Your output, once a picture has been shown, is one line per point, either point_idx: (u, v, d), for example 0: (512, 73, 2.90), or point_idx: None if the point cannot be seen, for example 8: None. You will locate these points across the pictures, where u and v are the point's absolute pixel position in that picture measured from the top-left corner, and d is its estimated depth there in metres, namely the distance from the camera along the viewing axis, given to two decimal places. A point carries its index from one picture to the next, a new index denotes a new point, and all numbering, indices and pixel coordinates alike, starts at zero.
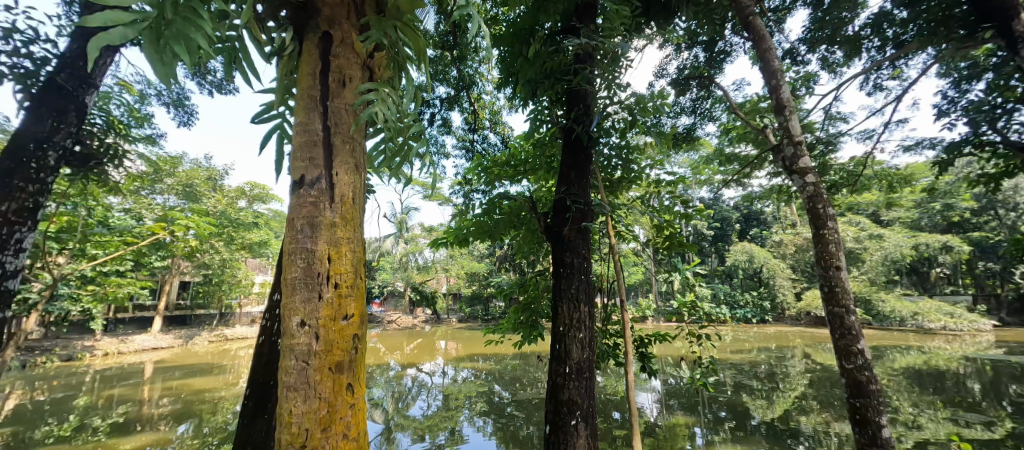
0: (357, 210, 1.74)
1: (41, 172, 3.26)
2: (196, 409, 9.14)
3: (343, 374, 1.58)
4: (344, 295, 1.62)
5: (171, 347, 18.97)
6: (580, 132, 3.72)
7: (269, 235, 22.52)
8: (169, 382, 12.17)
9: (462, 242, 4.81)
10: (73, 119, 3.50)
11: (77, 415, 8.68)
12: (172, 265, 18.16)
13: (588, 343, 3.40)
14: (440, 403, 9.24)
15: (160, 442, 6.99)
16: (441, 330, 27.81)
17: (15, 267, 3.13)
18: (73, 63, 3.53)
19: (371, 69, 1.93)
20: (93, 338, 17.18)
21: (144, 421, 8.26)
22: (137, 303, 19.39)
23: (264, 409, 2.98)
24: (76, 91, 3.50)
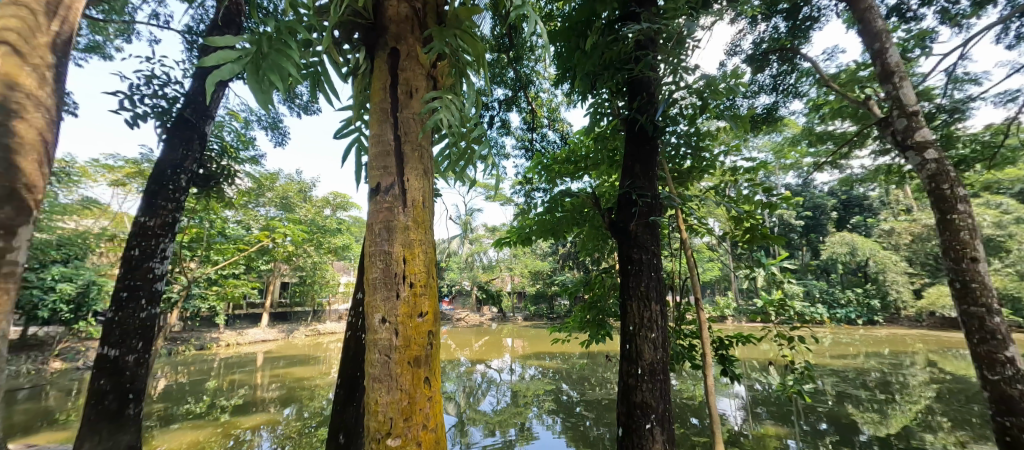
0: (429, 214, 1.75)
1: (177, 192, 4.26)
2: (297, 394, 10.19)
3: (421, 368, 1.52)
4: (420, 292, 1.59)
5: (275, 340, 21.48)
6: (644, 122, 3.62)
7: (349, 238, 24.40)
8: (275, 370, 13.70)
9: (524, 242, 4.98)
10: (197, 147, 4.53)
11: (207, 396, 10.14)
12: (274, 268, 20.42)
13: (661, 344, 3.33)
14: (509, 399, 9.49)
15: (271, 422, 7.93)
16: (508, 328, 28.31)
17: (163, 271, 4.13)
18: (198, 103, 4.55)
19: (435, 78, 1.97)
20: (217, 331, 19.95)
21: (258, 403, 9.40)
22: (249, 301, 22.11)
23: (354, 396, 3.31)
24: (197, 124, 4.52)
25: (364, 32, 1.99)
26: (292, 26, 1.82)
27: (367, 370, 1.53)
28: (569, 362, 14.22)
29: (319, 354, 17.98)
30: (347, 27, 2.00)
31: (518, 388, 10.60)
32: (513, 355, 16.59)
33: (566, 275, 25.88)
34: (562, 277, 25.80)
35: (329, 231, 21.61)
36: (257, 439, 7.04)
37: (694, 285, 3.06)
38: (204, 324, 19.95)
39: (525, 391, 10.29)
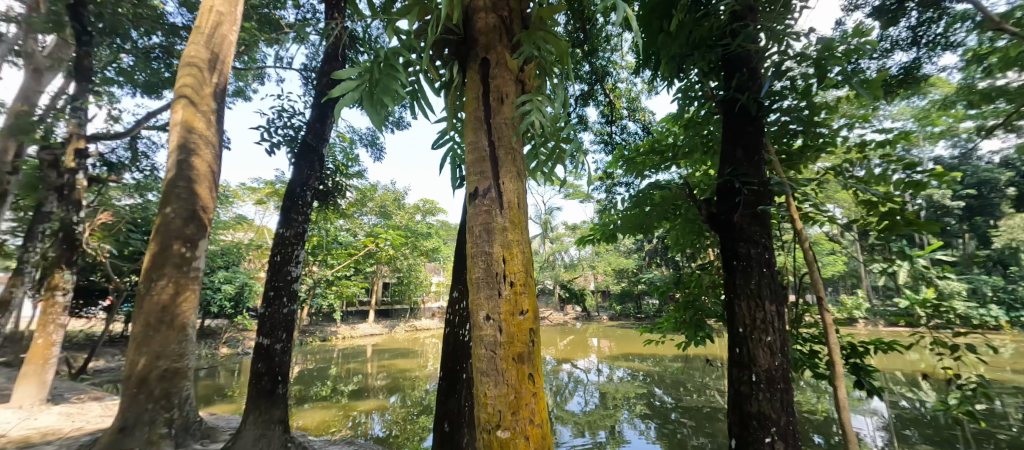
0: (524, 215, 1.83)
1: (305, 206, 5.00)
2: (401, 384, 11.05)
3: (524, 365, 1.58)
4: (520, 291, 1.67)
5: (382, 334, 23.75)
6: (746, 101, 3.28)
7: (439, 241, 25.86)
8: (382, 361, 15.01)
9: (609, 239, 4.91)
10: (318, 166, 5.22)
11: (328, 381, 11.47)
12: (378, 270, 22.45)
13: (779, 349, 2.97)
14: (598, 400, 9.38)
15: (381, 407, 8.74)
16: (593, 328, 27.92)
17: (298, 273, 4.91)
18: (318, 128, 5.29)
19: (523, 81, 2.03)
20: (336, 325, 22.57)
21: (370, 389, 10.41)
22: (360, 299, 24.59)
23: (455, 387, 3.54)
24: (318, 146, 5.22)
25: (455, 47, 2.12)
26: (396, 51, 1.99)
27: (475, 364, 1.65)
28: (661, 365, 13.63)
29: (416, 348, 19.32)
30: (441, 44, 2.14)
31: (606, 389, 10.46)
32: (599, 355, 16.41)
33: (653, 273, 24.88)
34: (648, 275, 24.84)
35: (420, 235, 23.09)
36: (369, 422, 7.80)
37: (815, 282, 2.76)
38: (322, 318, 22.60)
39: (614, 392, 10.10)
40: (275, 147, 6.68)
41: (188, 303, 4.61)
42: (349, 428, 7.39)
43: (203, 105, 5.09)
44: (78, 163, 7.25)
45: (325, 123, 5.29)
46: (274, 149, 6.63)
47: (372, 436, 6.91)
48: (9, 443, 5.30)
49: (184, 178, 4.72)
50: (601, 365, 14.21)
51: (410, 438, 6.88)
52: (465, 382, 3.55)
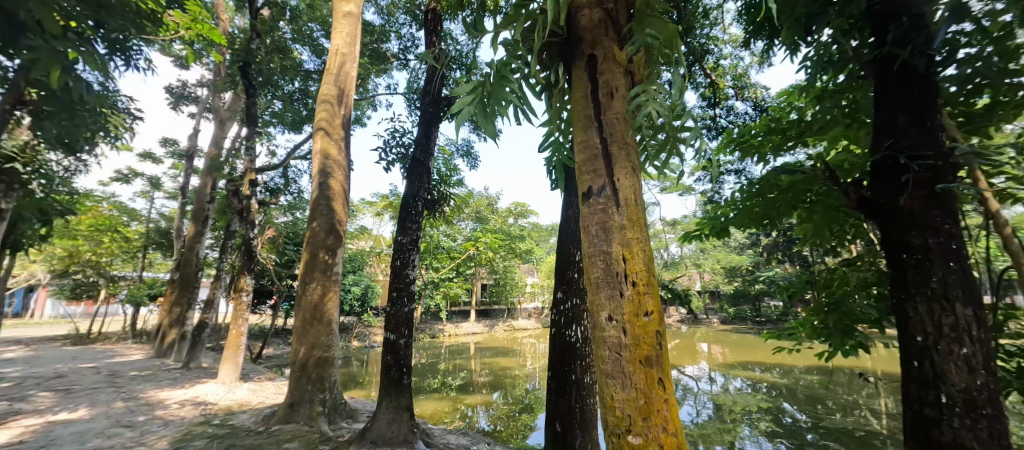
0: (643, 212, 1.71)
1: (417, 215, 5.46)
2: (504, 381, 11.39)
3: (653, 369, 1.50)
4: (643, 292, 1.57)
5: (482, 332, 24.91)
6: (910, 58, 2.70)
7: (533, 242, 26.34)
8: (485, 358, 15.72)
9: (719, 234, 4.45)
10: (427, 179, 5.66)
11: (437, 375, 12.40)
12: (476, 272, 23.71)
13: (981, 367, 2.31)
14: (711, 412, 8.50)
15: (485, 402, 9.12)
16: (704, 333, 25.54)
17: (415, 276, 5.34)
18: (425, 143, 5.73)
19: (633, 72, 1.89)
20: (441, 323, 24.23)
21: (474, 385, 10.93)
22: (460, 300, 26.06)
23: (565, 388, 3.52)
24: (425, 159, 5.67)
25: (558, 48, 2.08)
26: (505, 59, 1.99)
27: (600, 366, 1.61)
28: (791, 378, 12.00)
29: (516, 347, 19.87)
30: (544, 46, 2.11)
31: (719, 400, 9.42)
32: (711, 362, 15.01)
33: (774, 272, 22.03)
34: (769, 273, 22.18)
35: (514, 239, 24.69)
36: (476, 415, 8.21)
37: None
38: (431, 316, 24.51)
39: (730, 404, 9.12)
40: (391, 165, 7.44)
41: (331, 302, 5.79)
42: (459, 419, 7.86)
43: (334, 135, 6.29)
44: (251, 191, 8.90)
45: (430, 136, 5.70)
46: (390, 167, 7.38)
47: (479, 429, 7.22)
48: (218, 410, 6.69)
49: (325, 198, 5.96)
50: (715, 372, 12.97)
51: (513, 434, 7.04)
52: (575, 383, 3.51)
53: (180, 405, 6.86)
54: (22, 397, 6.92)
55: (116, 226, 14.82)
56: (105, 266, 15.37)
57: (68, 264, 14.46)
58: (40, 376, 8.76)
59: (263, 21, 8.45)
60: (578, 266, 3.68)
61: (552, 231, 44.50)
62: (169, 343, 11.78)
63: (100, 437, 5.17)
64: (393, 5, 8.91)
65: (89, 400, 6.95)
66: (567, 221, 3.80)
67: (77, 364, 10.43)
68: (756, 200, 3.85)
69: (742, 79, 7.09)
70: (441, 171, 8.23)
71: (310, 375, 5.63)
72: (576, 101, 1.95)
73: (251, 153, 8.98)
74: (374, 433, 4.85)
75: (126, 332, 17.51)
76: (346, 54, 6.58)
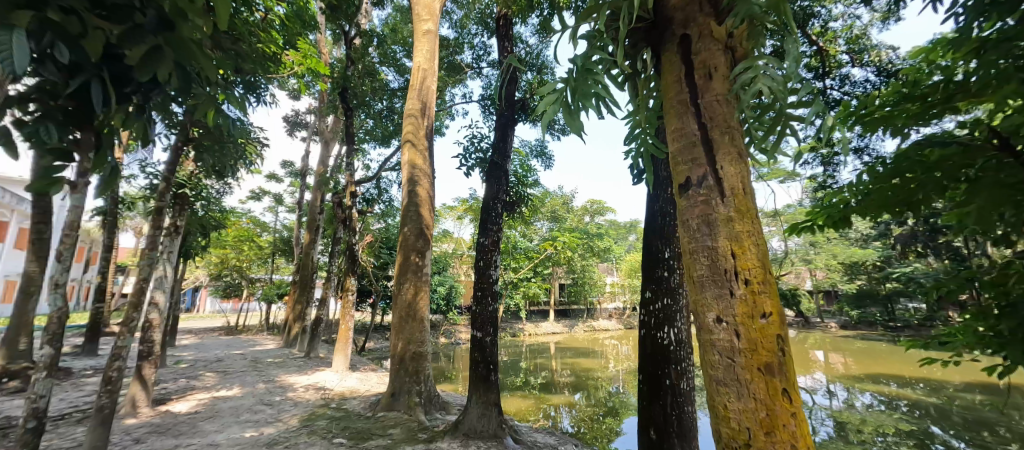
0: (753, 202, 1.46)
1: (497, 217, 5.54)
2: (587, 383, 11.16)
3: (776, 378, 1.29)
4: (759, 291, 1.34)
5: (562, 332, 24.84)
6: None
7: (611, 241, 25.66)
8: (566, 358, 15.57)
9: (836, 225, 3.89)
10: (505, 181, 5.72)
11: (521, 373, 12.55)
12: (554, 272, 23.71)
13: None
14: (834, 431, 7.45)
15: (569, 403, 9.00)
16: (822, 338, 22.88)
17: (498, 276, 5.43)
18: (503, 147, 5.80)
19: (733, 48, 1.62)
20: (522, 322, 24.58)
21: (556, 385, 10.85)
22: (540, 300, 26.21)
23: (658, 393, 3.31)
24: (503, 162, 5.73)
25: (643, 34, 1.86)
26: (587, 52, 1.83)
27: (708, 372, 1.42)
28: (943, 396, 10.24)
29: (597, 348, 19.44)
30: (627, 34, 1.92)
31: (843, 417, 8.28)
32: (827, 373, 13.24)
33: (911, 267, 19.08)
34: (903, 268, 19.11)
35: (593, 238, 24.14)
36: (559, 416, 8.13)
37: None
38: (512, 315, 24.99)
39: (855, 423, 7.94)
40: (471, 170, 7.65)
41: (422, 301, 6.11)
42: (544, 418, 7.84)
43: (420, 145, 6.63)
44: (353, 201, 9.74)
45: (507, 139, 5.75)
46: (469, 172, 7.60)
47: (563, 430, 7.12)
48: (335, 395, 7.41)
49: (413, 205, 6.28)
50: (834, 386, 11.40)
51: (599, 437, 6.84)
52: (670, 389, 3.29)
53: (305, 389, 7.73)
54: (193, 376, 8.33)
55: (251, 237, 17.24)
56: (244, 270, 17.99)
57: (219, 268, 17.22)
58: (204, 359, 10.51)
59: (355, 50, 9.23)
60: (667, 264, 3.46)
61: (634, 229, 42.87)
62: (293, 335, 13.38)
63: (248, 413, 6.03)
64: (466, 18, 9.22)
65: (238, 381, 8.16)
66: (652, 217, 3.58)
67: (225, 352, 12.27)
68: (885, 184, 3.28)
69: (858, 41, 6.28)
70: (518, 172, 8.35)
71: (407, 368, 6.00)
72: (666, 88, 1.72)
73: (351, 168, 9.85)
74: (465, 425, 5.03)
75: (261, 326, 20.28)
76: (427, 70, 6.93)
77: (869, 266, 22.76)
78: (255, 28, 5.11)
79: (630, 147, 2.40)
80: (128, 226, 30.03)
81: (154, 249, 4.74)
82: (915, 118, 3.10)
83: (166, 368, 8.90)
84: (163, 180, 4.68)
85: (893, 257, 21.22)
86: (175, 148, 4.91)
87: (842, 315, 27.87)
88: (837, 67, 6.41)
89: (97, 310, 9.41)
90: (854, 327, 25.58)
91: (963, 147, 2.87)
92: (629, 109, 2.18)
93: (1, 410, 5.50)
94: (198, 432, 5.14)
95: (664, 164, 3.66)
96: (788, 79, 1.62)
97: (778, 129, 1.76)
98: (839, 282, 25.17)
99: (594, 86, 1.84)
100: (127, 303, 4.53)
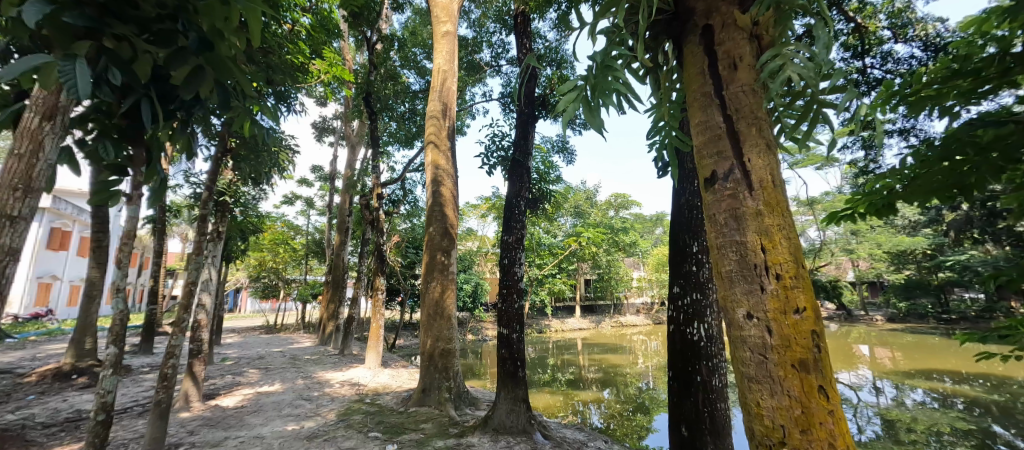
0: (783, 194, 1.41)
1: (519, 215, 5.56)
2: (615, 379, 11.08)
3: (812, 375, 1.25)
4: (791, 286, 1.30)
5: (588, 329, 24.75)
6: None
7: (637, 235, 25.34)
8: (594, 355, 15.49)
9: (879, 212, 3.75)
10: (528, 178, 5.72)
11: (550, 369, 12.57)
12: (579, 268, 23.62)
13: None
14: (880, 429, 7.15)
15: (598, 399, 8.98)
16: (867, 332, 21.87)
17: (523, 272, 5.45)
18: (523, 144, 5.79)
19: (760, 36, 1.56)
20: (548, 318, 24.59)
21: (585, 381, 10.83)
22: (566, 296, 26.11)
23: (690, 390, 3.27)
24: (524, 160, 5.73)
25: (665, 26, 1.83)
26: (606, 47, 1.81)
27: (739, 368, 1.39)
28: (1005, 394, 9.67)
29: (624, 344, 19.21)
30: (648, 26, 1.88)
31: (891, 415, 7.91)
32: (873, 370, 12.65)
33: (966, 254, 18.01)
34: (958, 256, 18.10)
35: (618, 232, 23.79)
36: (588, 412, 8.11)
37: None
38: (538, 312, 24.99)
39: (906, 422, 7.56)
40: (493, 169, 7.69)
41: (449, 298, 6.18)
42: (572, 414, 7.84)
43: (443, 146, 6.71)
44: (380, 203, 9.92)
45: (528, 137, 5.72)
46: (491, 171, 7.65)
47: (592, 426, 7.08)
48: (369, 391, 7.61)
49: (438, 204, 6.37)
50: (881, 382, 10.91)
51: (628, 434, 6.77)
52: (701, 386, 3.24)
53: (340, 385, 7.97)
54: (237, 373, 8.74)
55: (286, 239, 17.84)
56: (281, 271, 18.68)
57: (258, 270, 17.95)
58: (248, 356, 10.98)
59: (377, 54, 9.39)
60: (696, 258, 3.38)
61: (660, 222, 42.00)
62: (328, 333, 13.79)
63: (289, 407, 6.27)
64: (484, 17, 9.25)
65: (280, 377, 8.50)
66: (679, 210, 3.53)
67: (266, 350, 12.79)
68: (935, 167, 3.11)
69: (901, 15, 5.96)
70: (540, 168, 8.34)
71: (436, 365, 6.12)
72: (690, 80, 1.68)
73: (377, 170, 10.03)
74: (495, 421, 5.09)
75: (298, 324, 21.01)
76: (447, 71, 6.98)
77: (916, 255, 21.60)
78: (283, 40, 5.29)
79: (654, 140, 2.36)
80: (175, 232, 31.64)
81: (200, 253, 4.92)
82: (967, 95, 2.95)
83: (213, 365, 9.37)
84: (205, 189, 4.88)
85: (945, 244, 20.06)
86: (216, 159, 5.13)
87: (888, 307, 26.55)
88: (877, 44, 6.12)
89: (151, 311, 9.97)
90: (901, 319, 24.35)
91: (1022, 125, 2.70)
92: (651, 103, 2.15)
93: (72, 403, 5.91)
94: (245, 425, 5.40)
95: (690, 157, 3.59)
96: (819, 66, 1.57)
97: (811, 117, 1.70)
98: (882, 272, 23.99)
99: (614, 82, 1.80)
100: (178, 305, 4.76)
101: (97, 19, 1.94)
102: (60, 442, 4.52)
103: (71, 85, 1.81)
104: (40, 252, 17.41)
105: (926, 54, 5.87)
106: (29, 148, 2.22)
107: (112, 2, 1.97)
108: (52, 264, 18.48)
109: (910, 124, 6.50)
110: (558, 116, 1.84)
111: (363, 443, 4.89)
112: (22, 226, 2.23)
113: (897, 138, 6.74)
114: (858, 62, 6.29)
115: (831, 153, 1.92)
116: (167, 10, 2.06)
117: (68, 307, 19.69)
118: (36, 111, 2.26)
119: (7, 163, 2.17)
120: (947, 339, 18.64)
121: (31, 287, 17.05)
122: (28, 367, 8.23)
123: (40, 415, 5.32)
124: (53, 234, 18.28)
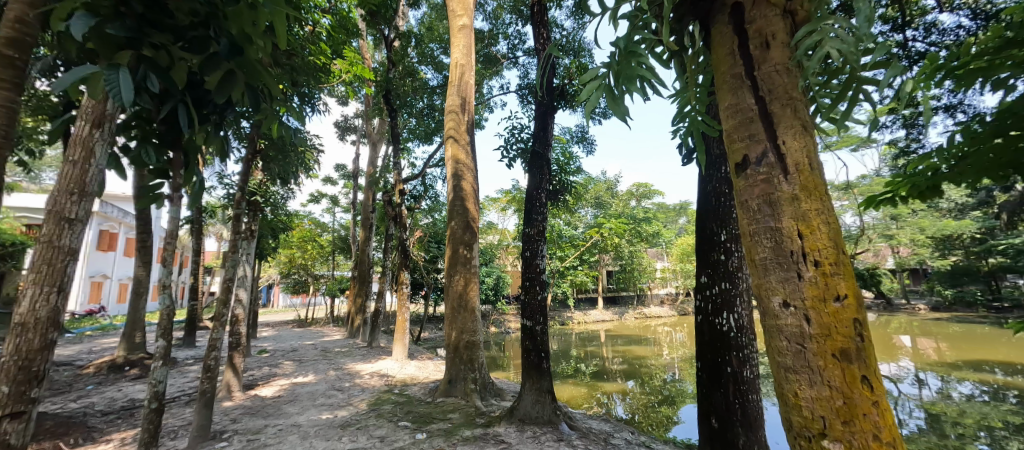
0: (822, 177, 1.34)
1: (540, 207, 5.51)
2: (640, 370, 10.99)
3: (854, 364, 1.20)
4: (831, 272, 1.24)
5: (611, 320, 24.56)
6: None
7: (660, 224, 24.87)
8: (618, 347, 15.35)
9: (922, 194, 3.53)
10: (548, 170, 5.63)
11: (574, 361, 12.56)
12: (601, 260, 23.45)
13: None
14: (925, 423, 6.82)
15: (621, 391, 8.91)
16: (908, 321, 20.93)
17: (545, 264, 5.41)
18: (543, 136, 5.71)
19: (794, 12, 1.49)
20: (572, 310, 24.48)
21: (609, 373, 10.76)
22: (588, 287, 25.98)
23: (720, 381, 3.20)
24: (544, 151, 5.65)
25: (689, 7, 1.76)
26: (631, 32, 1.75)
27: (775, 358, 1.35)
28: None
29: (649, 335, 18.99)
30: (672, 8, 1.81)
31: (935, 409, 7.57)
32: (916, 361, 12.08)
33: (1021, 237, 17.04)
34: (1012, 238, 17.47)
35: (640, 224, 23.55)
36: (612, 403, 8.07)
37: None
38: (560, 304, 24.91)
39: (952, 416, 7.19)
40: (512, 161, 7.60)
41: (473, 292, 6.25)
42: (597, 405, 7.82)
43: (462, 140, 6.69)
44: (402, 199, 10.03)
45: (549, 129, 5.62)
46: (512, 163, 7.61)
47: (617, 417, 7.07)
48: (397, 382, 7.79)
49: (459, 198, 6.40)
50: (924, 374, 10.43)
51: (654, 425, 6.73)
52: (732, 377, 3.16)
53: (370, 376, 8.17)
54: (274, 365, 9.10)
55: (313, 237, 18.32)
56: (310, 267, 19.26)
57: (290, 266, 18.67)
58: (282, 350, 11.38)
59: (394, 52, 9.47)
60: (723, 247, 3.28)
61: (685, 212, 41.12)
62: (356, 327, 14.14)
63: (323, 397, 6.48)
64: (500, 8, 9.17)
65: (313, 368, 8.78)
66: (705, 199, 3.45)
67: (301, 342, 13.25)
68: (986, 145, 2.94)
69: None
70: (559, 157, 8.34)
71: (462, 357, 6.21)
72: (719, 61, 1.62)
73: (398, 167, 10.17)
74: (521, 411, 5.12)
75: (327, 318, 21.57)
76: (464, 65, 6.94)
77: (964, 240, 20.50)
78: (305, 43, 5.42)
79: (680, 125, 2.29)
80: (210, 233, 32.98)
81: (235, 251, 5.07)
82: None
83: (252, 358, 9.80)
84: (237, 189, 5.04)
85: (996, 228, 18.95)
86: (246, 159, 5.26)
87: (931, 295, 25.34)
88: (920, 15, 5.80)
89: (192, 306, 10.45)
90: (946, 308, 23.11)
91: None
92: (675, 89, 2.08)
93: (126, 393, 6.28)
94: (283, 414, 5.63)
95: (718, 142, 3.47)
96: (859, 39, 1.48)
97: (849, 94, 1.61)
98: (926, 258, 22.75)
99: (639, 68, 1.76)
100: (217, 300, 4.92)
101: (136, 29, 2.05)
102: (118, 428, 4.83)
103: (116, 94, 1.89)
104: (91, 253, 18.47)
105: (975, 23, 5.53)
106: (81, 156, 2.36)
107: (148, 12, 2.08)
108: (102, 264, 19.63)
109: (956, 99, 6.15)
110: (580, 106, 1.80)
111: (394, 431, 5.00)
112: (80, 228, 2.38)
113: (942, 115, 6.39)
114: (899, 35, 5.99)
115: (871, 132, 1.82)
116: (199, 17, 2.16)
117: (117, 304, 20.89)
118: (87, 120, 2.41)
119: (63, 169, 2.32)
120: (998, 328, 17.68)
121: (84, 286, 18.11)
122: (85, 359, 8.81)
123: (98, 404, 5.68)
124: (102, 236, 19.35)
